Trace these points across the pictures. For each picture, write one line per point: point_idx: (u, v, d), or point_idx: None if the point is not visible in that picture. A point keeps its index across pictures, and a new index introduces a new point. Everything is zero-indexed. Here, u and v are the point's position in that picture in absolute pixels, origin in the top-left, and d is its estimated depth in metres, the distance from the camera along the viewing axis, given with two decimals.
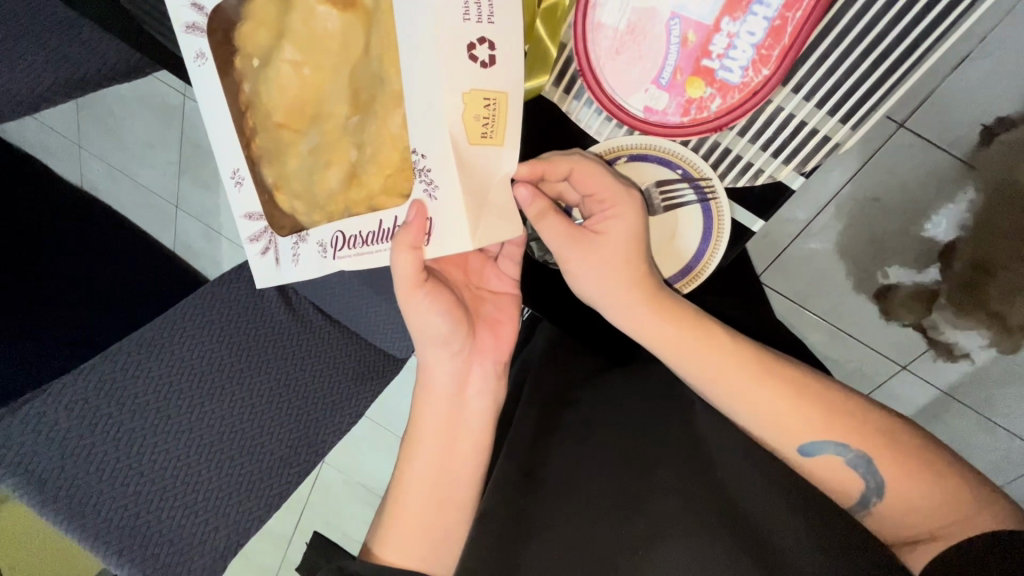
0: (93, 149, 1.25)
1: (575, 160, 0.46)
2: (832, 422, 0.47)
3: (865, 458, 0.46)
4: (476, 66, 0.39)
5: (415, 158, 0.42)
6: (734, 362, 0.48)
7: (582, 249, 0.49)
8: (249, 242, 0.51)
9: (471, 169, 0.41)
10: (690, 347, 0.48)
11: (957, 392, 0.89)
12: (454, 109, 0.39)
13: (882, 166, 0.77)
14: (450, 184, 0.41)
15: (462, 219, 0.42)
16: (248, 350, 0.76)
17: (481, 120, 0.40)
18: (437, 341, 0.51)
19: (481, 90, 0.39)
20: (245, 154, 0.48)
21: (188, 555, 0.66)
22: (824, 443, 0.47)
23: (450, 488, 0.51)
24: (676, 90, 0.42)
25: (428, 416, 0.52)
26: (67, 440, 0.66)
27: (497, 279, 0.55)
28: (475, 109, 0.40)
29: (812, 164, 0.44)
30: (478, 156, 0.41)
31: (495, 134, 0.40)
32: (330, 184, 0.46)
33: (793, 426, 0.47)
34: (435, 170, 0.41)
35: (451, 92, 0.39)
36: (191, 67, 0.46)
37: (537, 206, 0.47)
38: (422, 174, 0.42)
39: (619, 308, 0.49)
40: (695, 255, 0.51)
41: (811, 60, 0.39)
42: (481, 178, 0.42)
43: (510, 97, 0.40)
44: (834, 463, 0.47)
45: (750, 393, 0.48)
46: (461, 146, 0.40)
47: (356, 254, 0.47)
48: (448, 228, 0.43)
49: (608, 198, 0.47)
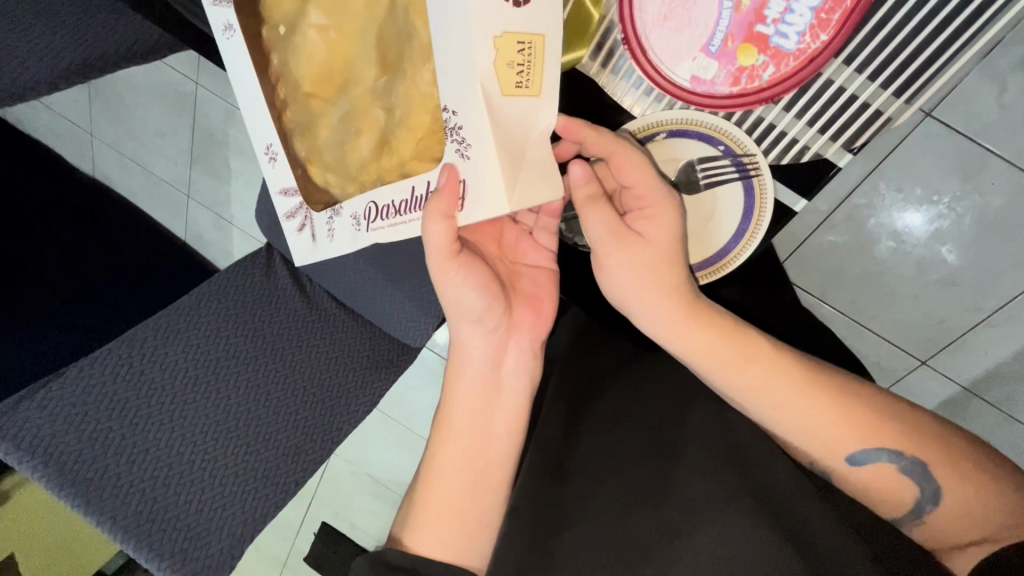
0: (105, 137, 1.24)
1: (614, 146, 0.45)
2: (876, 424, 0.44)
3: (921, 465, 0.44)
4: (509, 6, 0.37)
5: (445, 116, 0.39)
6: (776, 374, 0.45)
7: (620, 244, 0.46)
8: (286, 219, 0.51)
9: (505, 122, 0.39)
10: (721, 354, 0.46)
11: (978, 387, 0.88)
12: (484, 55, 0.37)
13: (906, 157, 0.74)
14: (483, 139, 0.38)
15: (498, 177, 0.39)
16: (263, 335, 0.76)
17: (516, 69, 0.38)
18: (471, 317, 0.50)
19: (514, 34, 0.38)
20: (277, 129, 0.47)
21: (205, 539, 0.65)
22: (873, 452, 0.44)
23: (483, 471, 0.50)
24: (726, 59, 0.41)
25: (460, 397, 0.51)
26: (84, 423, 0.66)
27: (534, 251, 0.54)
28: (508, 54, 0.38)
29: (860, 141, 0.42)
30: (512, 108, 0.39)
31: (531, 83, 0.40)
32: (362, 152, 0.45)
33: (837, 436, 0.44)
34: (467, 126, 0.39)
35: (481, 35, 0.36)
36: (221, 41, 0.44)
37: (589, 188, 0.46)
38: (453, 133, 0.40)
39: (671, 337, 0.47)
40: (723, 249, 0.50)
41: (868, 29, 0.38)
42: (517, 134, 0.40)
43: (545, 40, 0.40)
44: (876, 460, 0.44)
45: (793, 401, 0.45)
46: (495, 98, 0.38)
47: (390, 225, 0.46)
48: (483, 188, 0.40)
49: (648, 199, 0.46)
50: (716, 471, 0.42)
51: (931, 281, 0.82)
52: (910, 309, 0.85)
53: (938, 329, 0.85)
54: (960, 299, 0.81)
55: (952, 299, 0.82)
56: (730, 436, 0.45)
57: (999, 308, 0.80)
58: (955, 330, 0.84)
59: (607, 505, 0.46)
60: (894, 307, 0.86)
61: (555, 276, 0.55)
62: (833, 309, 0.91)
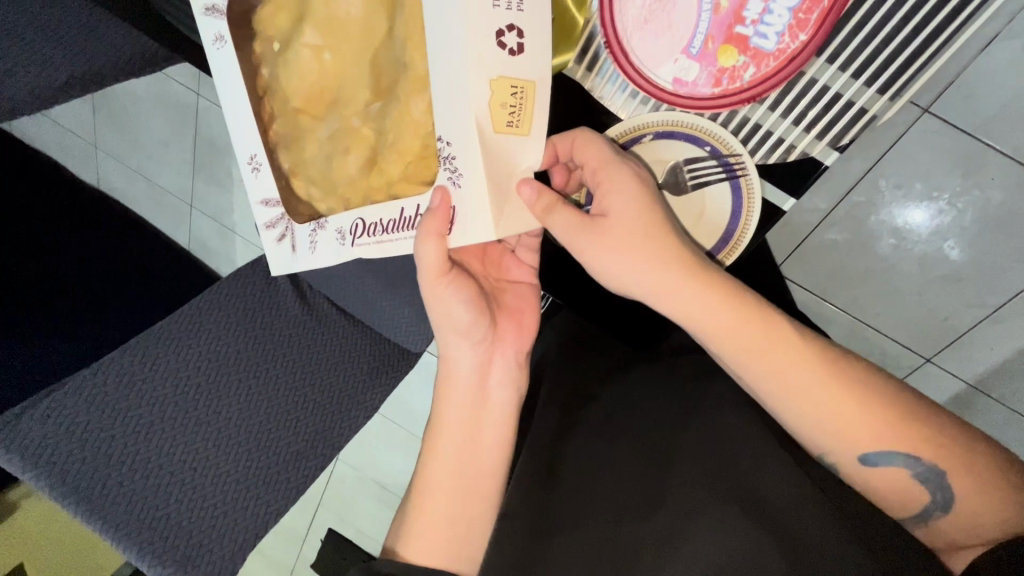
0: (109, 149, 1.26)
1: (574, 132, 0.46)
2: (886, 428, 0.43)
3: (937, 472, 0.42)
4: (505, 54, 0.38)
5: (440, 145, 0.42)
6: (807, 367, 0.44)
7: (591, 233, 0.45)
8: (265, 229, 0.50)
9: (496, 155, 0.41)
10: (754, 347, 0.44)
11: (982, 384, 0.87)
12: (479, 96, 0.39)
13: (905, 154, 0.74)
14: (475, 172, 0.42)
15: (486, 207, 0.43)
16: (264, 342, 0.76)
17: (507, 109, 0.40)
18: (459, 329, 0.50)
19: (508, 78, 0.39)
20: (262, 140, 0.47)
21: (207, 547, 0.66)
22: (892, 454, 0.43)
23: (476, 483, 0.50)
24: (707, 60, 0.41)
25: (450, 410, 0.51)
26: (87, 432, 0.67)
27: (518, 268, 0.56)
28: (502, 96, 0.40)
29: (846, 139, 0.42)
30: (502, 145, 0.41)
31: (521, 123, 0.41)
32: (349, 170, 0.46)
33: (850, 431, 0.43)
34: (459, 157, 0.41)
35: (477, 78, 0.39)
36: (209, 50, 0.44)
37: (544, 201, 0.43)
38: (446, 162, 0.42)
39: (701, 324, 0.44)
40: (731, 220, 0.48)
41: (848, 28, 0.38)
42: (506, 166, 0.42)
43: (536, 87, 0.40)
44: (897, 476, 0.43)
45: (817, 388, 0.43)
46: (486, 134, 0.41)
47: (376, 241, 0.46)
48: (471, 214, 0.43)
49: (601, 169, 0.46)
50: (709, 479, 0.43)
51: (933, 278, 0.81)
52: (913, 306, 0.84)
53: (942, 325, 0.84)
54: (963, 295, 0.80)
55: (955, 295, 0.81)
56: (727, 448, 0.44)
57: (1003, 304, 0.79)
58: (960, 327, 0.83)
59: (601, 511, 0.45)
60: (898, 304, 0.85)
61: (536, 289, 0.56)
62: (835, 307, 0.90)
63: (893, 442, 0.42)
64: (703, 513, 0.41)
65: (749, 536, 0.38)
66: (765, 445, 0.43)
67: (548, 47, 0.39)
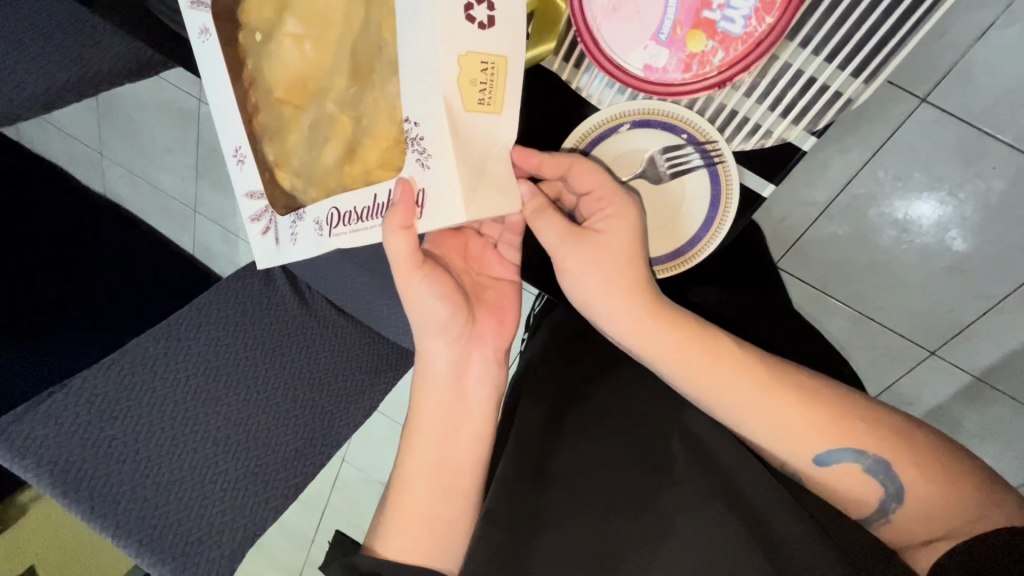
0: (114, 156, 1.28)
1: (574, 159, 0.47)
2: (839, 428, 0.44)
3: (885, 463, 0.44)
4: (474, 27, 0.38)
5: (407, 127, 0.40)
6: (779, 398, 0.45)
7: (576, 246, 0.47)
8: (250, 223, 0.51)
9: (466, 135, 0.40)
10: (710, 365, 0.46)
11: (989, 377, 0.86)
12: (448, 72, 0.38)
13: (903, 144, 0.73)
14: (444, 150, 0.39)
15: (455, 190, 0.40)
16: (263, 342, 0.77)
17: (478, 86, 0.39)
18: (435, 327, 0.50)
19: (477, 53, 0.39)
20: (246, 130, 0.48)
21: (206, 544, 0.66)
22: (840, 452, 0.44)
23: (453, 479, 0.51)
24: (676, 46, 0.41)
25: (428, 406, 0.52)
26: (88, 432, 0.68)
27: (500, 264, 0.55)
28: (471, 72, 0.39)
29: (823, 123, 0.42)
30: (473, 124, 0.40)
31: (492, 101, 0.40)
32: (328, 159, 0.45)
33: (799, 436, 0.45)
34: (428, 137, 0.39)
35: (445, 53, 0.38)
36: (196, 42, 0.47)
37: (535, 204, 0.47)
38: (414, 144, 0.40)
39: (671, 363, 0.47)
40: (690, 241, 0.50)
41: (820, 10, 0.38)
42: (478, 149, 0.41)
43: (508, 62, 0.40)
44: (849, 470, 0.45)
45: (764, 395, 0.45)
46: (456, 113, 0.39)
47: (351, 231, 0.45)
48: (441, 199, 0.40)
49: (607, 197, 0.47)
50: (699, 475, 0.45)
51: (936, 269, 0.80)
52: (916, 299, 0.83)
53: (947, 318, 0.83)
54: (967, 286, 0.80)
55: (959, 287, 0.80)
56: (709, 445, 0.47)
57: (1007, 295, 0.78)
58: (965, 319, 0.82)
59: (589, 507, 0.47)
60: (900, 297, 0.84)
61: (518, 288, 0.56)
62: (837, 301, 0.89)
63: (844, 437, 0.44)
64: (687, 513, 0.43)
65: (728, 536, 0.41)
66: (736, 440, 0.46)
67: (518, 25, 0.40)
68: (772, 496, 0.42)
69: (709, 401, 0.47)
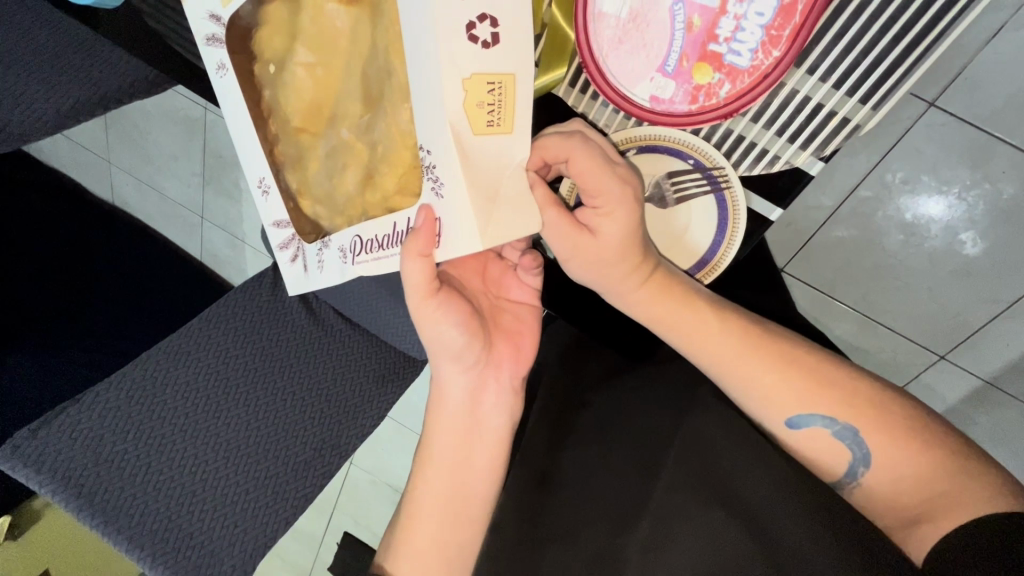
0: (121, 164, 1.29)
1: (572, 148, 0.44)
2: (817, 395, 0.46)
3: (852, 430, 0.45)
4: (478, 47, 0.37)
5: (423, 155, 0.41)
6: (815, 395, 0.46)
7: (575, 242, 0.47)
8: (279, 250, 0.53)
9: (478, 160, 0.39)
10: (737, 362, 0.48)
11: (1000, 380, 0.85)
12: (453, 97, 0.38)
13: (911, 148, 0.73)
14: (456, 181, 0.39)
15: (472, 220, 0.40)
16: (271, 353, 0.78)
17: (485, 107, 0.39)
18: (451, 354, 0.51)
19: (484, 74, 0.38)
20: (269, 162, 0.49)
21: (219, 556, 0.67)
22: (810, 416, 0.47)
23: (466, 503, 0.51)
24: (682, 78, 0.41)
25: (442, 432, 0.52)
26: (101, 446, 0.69)
27: (519, 288, 0.56)
28: (478, 95, 0.38)
29: (830, 149, 0.42)
30: (485, 146, 0.40)
31: (502, 122, 0.39)
32: (348, 186, 0.46)
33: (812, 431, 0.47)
34: (441, 166, 0.39)
35: (449, 78, 0.37)
36: (213, 77, 0.47)
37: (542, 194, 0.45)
38: (429, 172, 0.41)
39: (726, 371, 0.48)
40: (709, 250, 0.50)
41: (826, 40, 0.38)
42: (493, 171, 0.40)
43: (515, 79, 0.39)
44: (818, 437, 0.47)
45: (735, 365, 0.48)
46: (465, 137, 0.38)
47: (373, 258, 0.47)
48: (458, 225, 0.41)
49: (600, 194, 0.45)
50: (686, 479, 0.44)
51: (945, 273, 0.79)
52: (925, 303, 0.83)
53: (957, 322, 0.82)
54: (977, 290, 0.79)
55: (969, 291, 0.79)
56: (709, 447, 0.45)
57: (1018, 299, 0.78)
58: (975, 324, 0.81)
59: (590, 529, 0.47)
60: (911, 301, 0.84)
61: (537, 313, 0.56)
62: (843, 306, 0.89)
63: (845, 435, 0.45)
64: (688, 520, 0.41)
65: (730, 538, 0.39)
66: (746, 440, 0.45)
67: (524, 42, 0.38)
68: (774, 500, 0.41)
69: (749, 402, 0.48)
